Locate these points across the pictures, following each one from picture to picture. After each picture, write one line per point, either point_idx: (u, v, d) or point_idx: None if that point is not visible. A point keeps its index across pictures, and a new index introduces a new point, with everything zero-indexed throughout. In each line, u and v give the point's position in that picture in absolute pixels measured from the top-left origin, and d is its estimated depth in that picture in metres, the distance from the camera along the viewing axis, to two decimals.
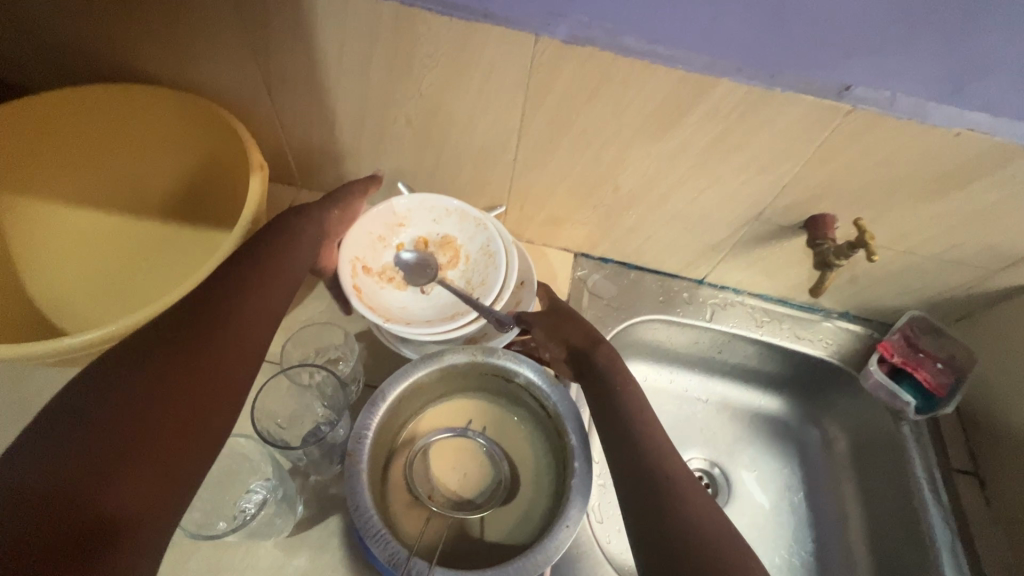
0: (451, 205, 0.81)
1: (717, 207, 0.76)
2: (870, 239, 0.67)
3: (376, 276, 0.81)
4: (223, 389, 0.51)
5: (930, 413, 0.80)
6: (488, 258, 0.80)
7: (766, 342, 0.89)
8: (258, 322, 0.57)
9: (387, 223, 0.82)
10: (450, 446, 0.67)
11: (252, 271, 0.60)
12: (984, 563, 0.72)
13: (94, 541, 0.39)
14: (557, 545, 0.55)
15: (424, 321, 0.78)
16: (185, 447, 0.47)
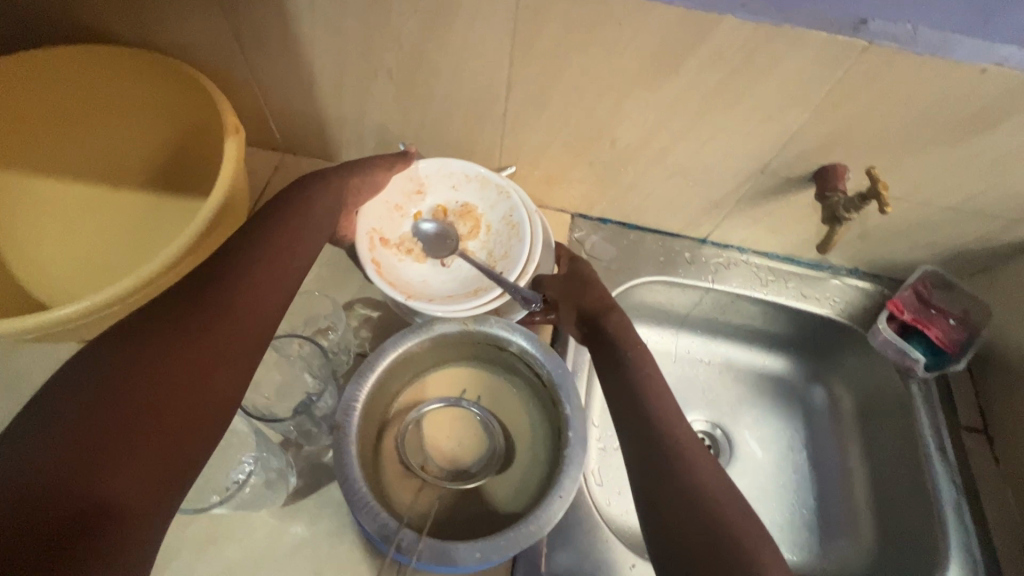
0: (471, 170, 0.77)
1: (720, 160, 0.72)
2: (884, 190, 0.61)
3: (394, 247, 0.78)
4: (225, 372, 0.50)
5: (939, 370, 0.78)
6: (510, 230, 0.76)
7: (770, 301, 0.86)
8: (263, 303, 0.55)
9: (405, 192, 0.79)
10: (444, 416, 0.66)
11: (253, 248, 0.58)
12: (990, 521, 0.70)
13: (90, 523, 0.38)
14: (549, 516, 0.53)
15: (447, 294, 0.75)
16: (186, 431, 0.45)
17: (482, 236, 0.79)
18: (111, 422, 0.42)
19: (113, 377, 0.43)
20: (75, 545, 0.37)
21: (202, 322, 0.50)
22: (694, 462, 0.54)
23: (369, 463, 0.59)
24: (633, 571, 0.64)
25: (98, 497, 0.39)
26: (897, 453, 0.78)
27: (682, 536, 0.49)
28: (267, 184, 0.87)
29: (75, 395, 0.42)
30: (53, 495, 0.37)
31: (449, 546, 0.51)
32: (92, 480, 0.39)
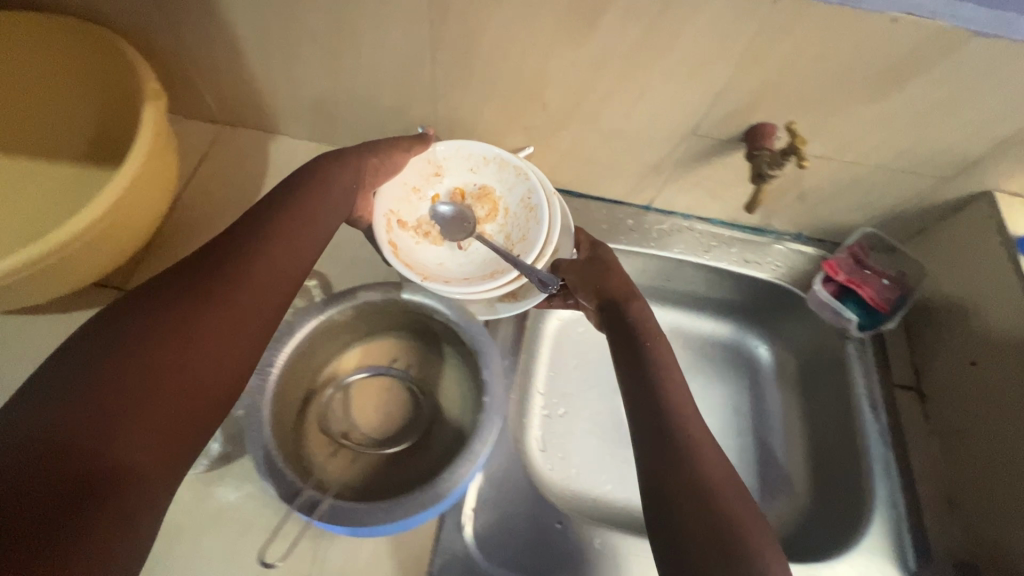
0: (489, 152, 0.76)
1: (651, 123, 0.71)
2: (802, 146, 0.61)
3: (412, 230, 0.76)
4: (237, 343, 0.48)
5: (872, 328, 0.78)
6: (528, 212, 0.75)
7: (714, 267, 0.86)
8: (279, 278, 0.53)
9: (423, 173, 0.77)
10: (372, 387, 0.66)
11: (270, 224, 0.57)
12: (917, 477, 0.71)
13: (97, 490, 0.36)
14: (457, 478, 0.53)
15: (463, 277, 0.75)
16: (195, 402, 0.43)
17: (501, 219, 0.78)
18: (122, 390, 0.40)
19: (123, 343, 0.42)
20: (76, 509, 0.35)
21: (216, 295, 0.48)
22: (703, 455, 0.51)
23: (287, 429, 0.58)
24: (559, 528, 0.64)
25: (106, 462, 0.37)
26: (837, 414, 0.79)
27: (688, 534, 0.46)
28: (203, 158, 0.85)
29: (82, 358, 0.40)
30: (58, 456, 0.35)
31: (351, 506, 0.51)
32: (98, 444, 0.37)
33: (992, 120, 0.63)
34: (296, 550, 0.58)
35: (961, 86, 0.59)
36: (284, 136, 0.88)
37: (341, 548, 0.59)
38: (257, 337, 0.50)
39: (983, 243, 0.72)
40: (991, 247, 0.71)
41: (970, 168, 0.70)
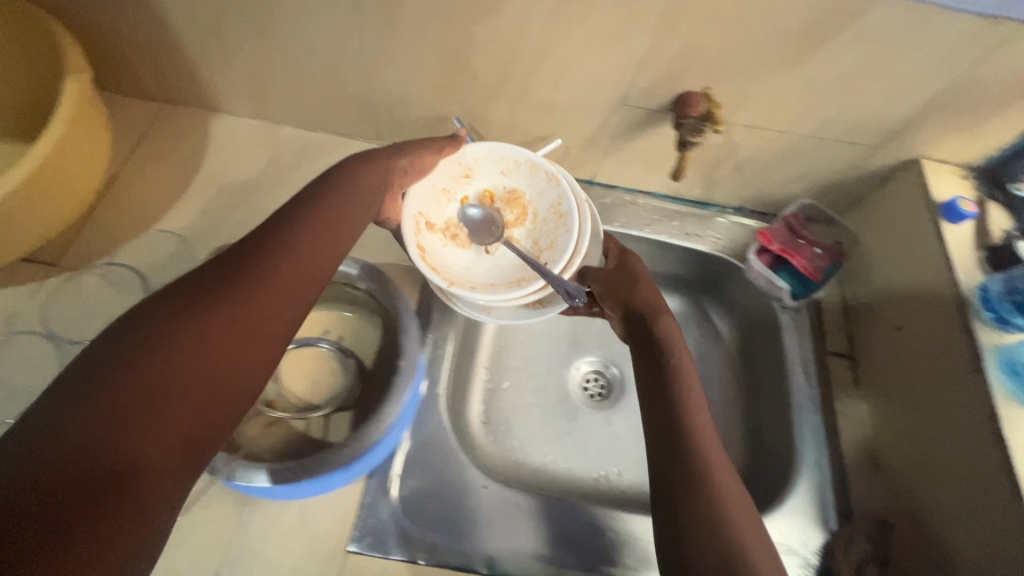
0: (520, 155, 0.70)
1: (581, 93, 0.72)
2: (717, 113, 0.65)
3: (440, 233, 0.71)
4: (259, 343, 0.46)
5: (805, 297, 0.79)
6: (557, 219, 0.69)
7: (655, 240, 0.86)
8: (305, 278, 0.52)
9: (452, 174, 0.72)
10: (299, 356, 0.67)
11: (300, 220, 0.55)
12: (843, 440, 0.71)
13: (117, 488, 0.36)
14: (369, 438, 0.56)
15: (488, 284, 0.70)
16: (215, 399, 0.42)
17: (527, 224, 0.73)
18: (147, 389, 0.39)
19: (149, 341, 0.41)
20: (94, 507, 0.35)
21: (240, 294, 0.47)
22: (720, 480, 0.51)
23: None
24: (484, 492, 0.64)
25: (127, 459, 0.37)
26: (771, 382, 0.79)
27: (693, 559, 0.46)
28: (140, 135, 0.83)
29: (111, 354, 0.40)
30: (83, 453, 0.35)
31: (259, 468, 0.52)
32: (119, 443, 0.37)
33: (910, 84, 0.63)
34: (222, 516, 0.59)
35: (874, 49, 0.60)
36: (225, 113, 0.86)
37: (267, 513, 0.60)
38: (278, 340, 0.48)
39: (910, 211, 0.73)
40: (917, 213, 0.71)
41: (896, 135, 0.70)
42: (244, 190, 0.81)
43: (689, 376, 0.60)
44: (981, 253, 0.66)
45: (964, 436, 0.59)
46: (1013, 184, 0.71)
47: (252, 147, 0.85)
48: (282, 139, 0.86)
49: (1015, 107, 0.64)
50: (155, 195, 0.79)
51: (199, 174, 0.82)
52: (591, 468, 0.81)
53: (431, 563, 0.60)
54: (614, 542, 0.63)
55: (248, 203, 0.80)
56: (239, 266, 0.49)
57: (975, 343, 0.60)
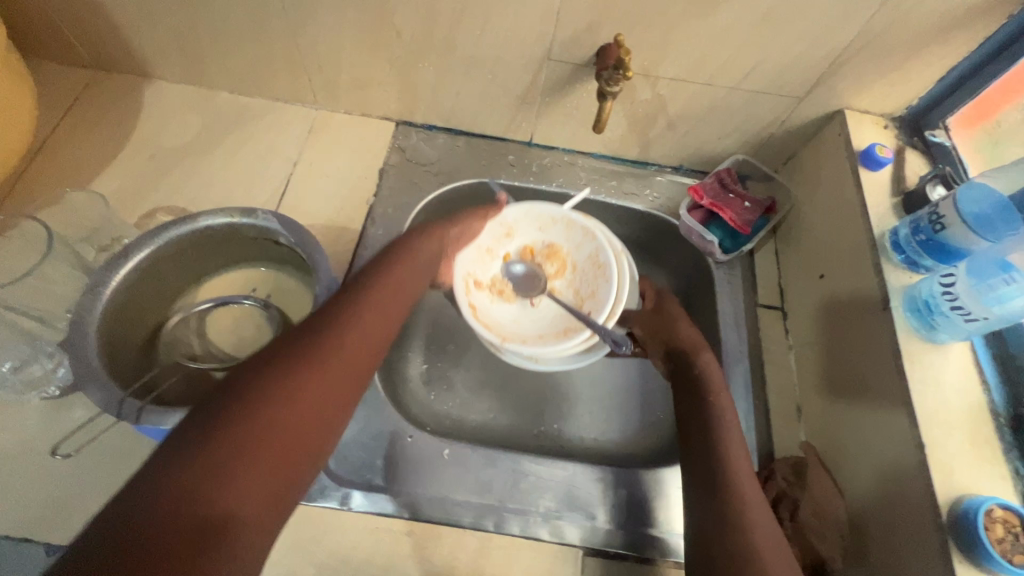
0: (556, 212, 0.74)
1: (506, 47, 0.72)
2: (627, 59, 0.64)
3: (487, 289, 0.74)
4: (336, 393, 0.46)
5: (734, 251, 0.80)
6: (595, 270, 0.72)
7: (593, 199, 0.86)
8: (379, 332, 0.52)
9: (494, 234, 0.75)
10: (225, 314, 0.67)
11: (373, 279, 0.56)
12: (769, 385, 0.73)
13: (207, 540, 0.35)
14: None
15: (536, 336, 0.71)
16: (291, 454, 0.41)
17: (568, 275, 0.75)
18: (240, 438, 0.39)
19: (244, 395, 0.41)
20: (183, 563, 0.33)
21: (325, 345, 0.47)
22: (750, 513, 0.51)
23: (118, 348, 0.58)
24: (409, 442, 0.64)
25: (219, 511, 0.36)
26: (706, 336, 0.80)
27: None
28: (73, 102, 0.83)
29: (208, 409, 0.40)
30: (182, 501, 0.35)
31: (169, 413, 0.51)
32: (208, 501, 0.36)
33: (824, 30, 0.64)
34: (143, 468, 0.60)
35: None
36: (160, 80, 0.86)
37: None
38: (353, 392, 0.48)
39: (834, 161, 0.74)
40: (839, 164, 0.72)
41: (818, 85, 0.71)
42: (178, 155, 0.81)
43: (730, 426, 0.59)
44: (895, 200, 0.68)
45: (873, 374, 0.61)
46: (930, 131, 0.73)
47: (188, 113, 0.84)
48: (218, 105, 0.86)
49: (926, 53, 0.65)
50: (87, 161, 0.78)
51: (132, 140, 0.81)
52: (532, 424, 0.79)
53: (352, 509, 0.60)
54: (548, 491, 0.63)
55: (181, 167, 0.80)
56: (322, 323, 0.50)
57: (885, 284, 0.62)
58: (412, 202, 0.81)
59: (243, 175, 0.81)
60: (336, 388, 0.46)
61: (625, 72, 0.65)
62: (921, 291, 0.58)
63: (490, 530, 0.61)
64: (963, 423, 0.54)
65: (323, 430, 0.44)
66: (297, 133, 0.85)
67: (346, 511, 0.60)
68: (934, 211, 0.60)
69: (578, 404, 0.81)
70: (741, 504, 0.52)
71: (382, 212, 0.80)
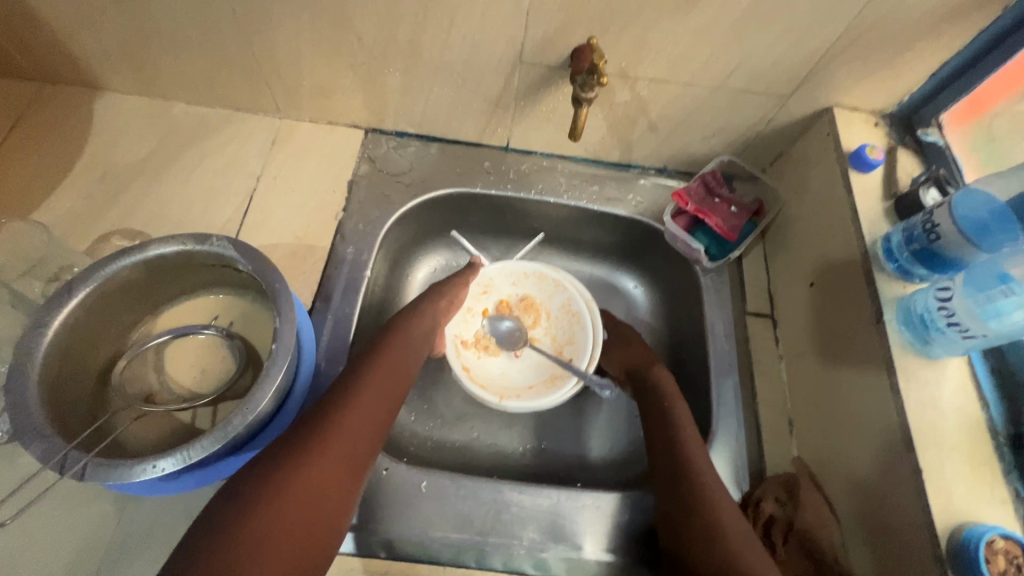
0: (528, 267, 0.80)
1: (474, 49, 0.67)
2: (603, 63, 0.60)
3: (473, 347, 0.77)
4: (343, 482, 0.51)
5: (721, 258, 0.77)
6: (571, 317, 0.78)
7: (573, 206, 0.82)
8: (372, 421, 0.55)
9: (472, 293, 0.79)
10: (184, 346, 0.63)
11: (365, 366, 0.59)
12: (760, 396, 0.70)
13: None
14: (236, 425, 0.50)
15: (527, 387, 0.74)
16: (303, 546, 0.46)
17: (545, 324, 0.80)
18: (259, 535, 0.44)
19: (243, 501, 0.45)
20: None
21: (318, 443, 0.51)
22: (724, 534, 0.53)
23: (65, 391, 0.54)
24: (385, 475, 0.61)
25: None
26: (693, 346, 0.77)
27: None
28: (19, 119, 0.78)
29: (208, 521, 0.44)
30: None
31: (118, 467, 0.47)
32: None
33: (812, 25, 0.60)
34: (99, 515, 0.56)
35: None
36: (112, 92, 0.80)
37: (150, 509, 0.57)
38: (358, 478, 0.52)
39: (824, 161, 0.70)
40: (828, 165, 0.69)
41: (806, 82, 0.67)
42: (133, 173, 0.76)
43: (697, 450, 0.60)
44: (887, 203, 0.65)
45: (867, 389, 0.58)
46: (923, 130, 0.69)
47: (142, 127, 0.79)
48: (175, 118, 0.81)
49: (919, 47, 0.62)
50: (35, 183, 0.74)
51: (83, 158, 0.76)
52: (515, 443, 0.76)
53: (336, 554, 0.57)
54: (532, 522, 0.61)
55: (135, 186, 0.75)
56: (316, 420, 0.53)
57: (877, 296, 0.59)
58: (384, 216, 0.77)
59: (203, 192, 0.76)
60: (342, 479, 0.51)
61: (601, 77, 0.60)
62: (916, 304, 0.55)
63: (472, 566, 0.59)
64: (961, 445, 0.52)
65: (331, 518, 0.49)
66: (260, 145, 0.81)
67: None
68: (929, 218, 0.57)
69: (572, 422, 0.78)
70: (710, 528, 0.54)
71: (352, 227, 0.76)
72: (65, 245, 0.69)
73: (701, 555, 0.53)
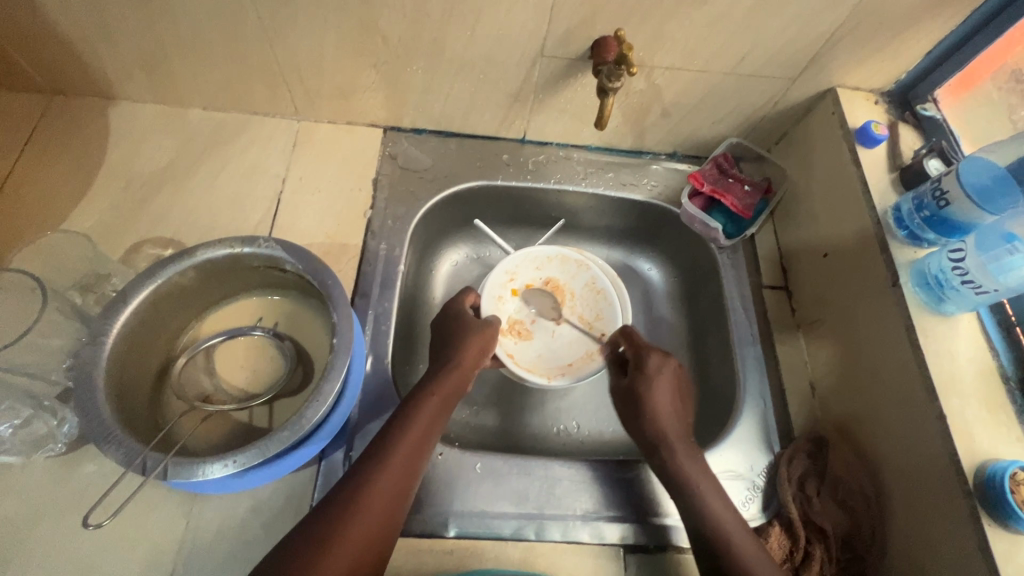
0: (550, 251, 0.82)
1: (497, 45, 0.69)
2: (629, 54, 0.64)
3: (508, 333, 0.77)
4: (415, 463, 0.55)
5: (737, 235, 0.81)
6: (597, 294, 0.81)
7: (591, 194, 0.85)
8: (395, 500, 0.52)
9: (500, 281, 0.79)
10: (233, 347, 0.64)
11: (390, 439, 0.55)
12: (782, 364, 0.74)
13: None
14: (303, 422, 0.52)
15: (567, 365, 0.76)
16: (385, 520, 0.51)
17: (572, 303, 0.81)
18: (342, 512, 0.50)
19: (317, 523, 0.49)
20: None
21: (381, 460, 0.54)
22: (710, 506, 0.57)
23: (128, 396, 0.55)
24: (440, 459, 0.64)
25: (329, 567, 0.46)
26: (713, 320, 0.81)
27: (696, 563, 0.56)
28: (32, 132, 0.77)
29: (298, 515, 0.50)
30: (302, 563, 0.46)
31: (196, 465, 0.49)
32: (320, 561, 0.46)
33: (819, 12, 0.63)
34: (167, 516, 0.57)
35: None
36: (125, 101, 0.80)
37: (215, 507, 0.58)
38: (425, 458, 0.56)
39: (830, 139, 0.75)
40: (835, 143, 0.73)
41: (811, 66, 0.72)
42: (157, 181, 0.76)
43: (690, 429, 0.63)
44: (893, 175, 0.70)
45: (890, 349, 0.62)
46: (922, 106, 0.74)
47: (161, 135, 0.79)
48: (191, 124, 0.81)
49: (915, 29, 0.66)
50: (59, 195, 0.73)
51: (105, 168, 0.76)
52: (551, 423, 0.79)
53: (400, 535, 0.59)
54: (583, 493, 0.64)
55: (161, 194, 0.75)
56: (337, 508, 0.50)
57: (892, 261, 0.63)
58: (411, 211, 0.79)
59: (229, 197, 0.77)
60: (414, 460, 0.55)
61: (627, 67, 0.64)
62: (930, 266, 0.60)
63: (532, 539, 0.61)
64: (978, 392, 0.57)
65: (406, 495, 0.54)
66: (280, 148, 0.81)
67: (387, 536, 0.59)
68: (937, 186, 0.62)
69: (606, 400, 0.81)
70: (699, 501, 0.58)
71: (381, 225, 0.78)
72: (99, 255, 0.69)
73: (701, 523, 0.57)
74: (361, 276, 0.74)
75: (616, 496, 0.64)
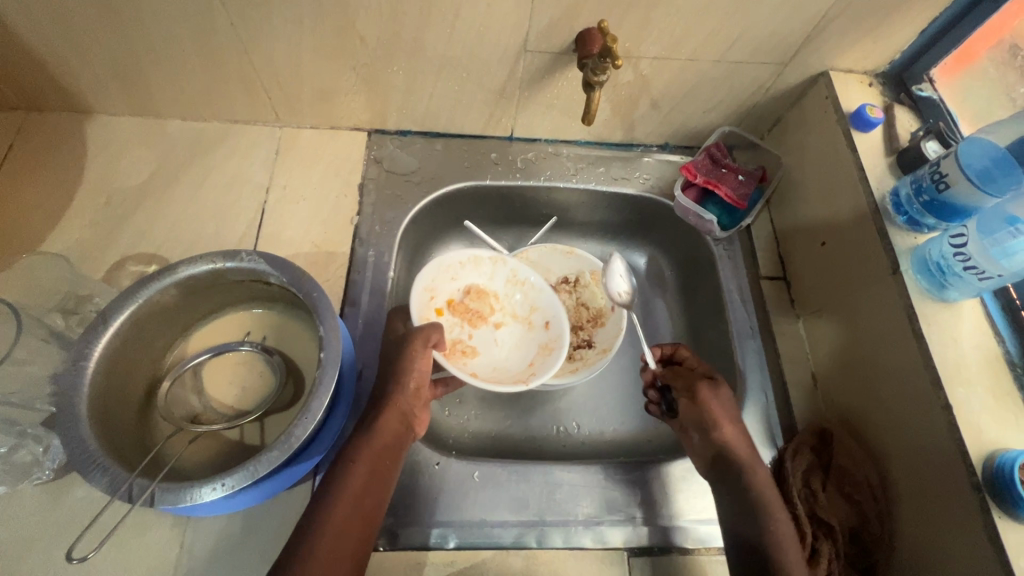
0: (462, 254, 0.74)
1: (478, 43, 0.67)
2: (614, 46, 0.61)
3: (454, 357, 0.70)
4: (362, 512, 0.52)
5: (732, 226, 0.80)
6: (522, 286, 0.75)
7: (583, 189, 0.83)
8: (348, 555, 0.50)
9: (423, 303, 0.70)
10: (220, 363, 0.62)
11: (316, 520, 0.50)
12: (783, 356, 0.73)
13: None
14: (291, 441, 0.50)
15: (527, 366, 0.71)
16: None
17: (500, 304, 0.76)
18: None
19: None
20: None
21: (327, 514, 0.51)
22: (777, 516, 0.56)
23: (112, 418, 0.54)
24: (437, 470, 0.62)
25: None
26: (711, 314, 0.79)
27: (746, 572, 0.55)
28: (9, 151, 0.75)
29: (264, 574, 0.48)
30: None
31: (181, 489, 0.47)
32: None
33: None
34: (160, 539, 0.56)
35: None
36: (102, 115, 0.78)
37: (209, 527, 0.57)
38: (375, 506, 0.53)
39: (824, 124, 0.73)
40: (830, 128, 0.72)
41: (803, 50, 0.70)
42: (137, 196, 0.75)
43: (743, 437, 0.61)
44: (890, 159, 0.68)
45: (892, 338, 0.61)
46: (917, 86, 0.73)
47: (140, 148, 0.78)
48: (171, 136, 0.79)
49: (907, 8, 0.64)
50: (37, 216, 0.71)
51: (84, 186, 0.74)
52: (550, 424, 0.77)
53: (397, 547, 0.58)
54: (586, 497, 0.63)
55: (141, 210, 0.74)
56: None
57: (892, 247, 0.62)
58: (399, 216, 0.78)
59: (212, 209, 0.75)
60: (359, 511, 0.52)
61: (613, 60, 0.61)
62: (931, 253, 0.58)
63: (534, 547, 0.60)
64: (984, 378, 0.56)
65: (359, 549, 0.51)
66: (263, 156, 0.80)
67: (386, 550, 0.58)
68: (936, 169, 0.61)
69: (605, 399, 0.79)
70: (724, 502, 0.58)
71: (369, 231, 0.76)
72: (80, 275, 0.68)
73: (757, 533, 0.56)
74: (351, 285, 0.72)
75: (621, 497, 0.63)
